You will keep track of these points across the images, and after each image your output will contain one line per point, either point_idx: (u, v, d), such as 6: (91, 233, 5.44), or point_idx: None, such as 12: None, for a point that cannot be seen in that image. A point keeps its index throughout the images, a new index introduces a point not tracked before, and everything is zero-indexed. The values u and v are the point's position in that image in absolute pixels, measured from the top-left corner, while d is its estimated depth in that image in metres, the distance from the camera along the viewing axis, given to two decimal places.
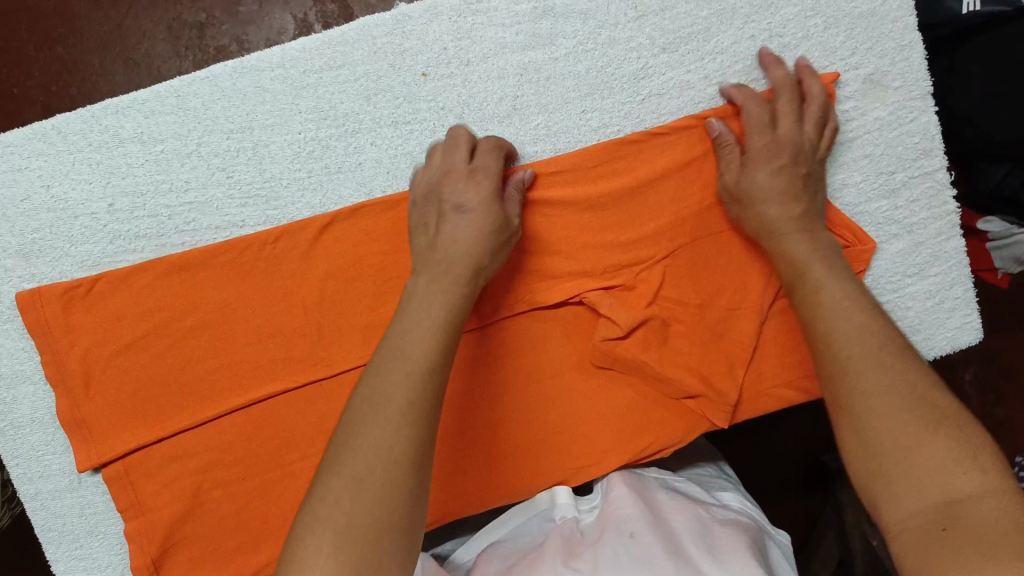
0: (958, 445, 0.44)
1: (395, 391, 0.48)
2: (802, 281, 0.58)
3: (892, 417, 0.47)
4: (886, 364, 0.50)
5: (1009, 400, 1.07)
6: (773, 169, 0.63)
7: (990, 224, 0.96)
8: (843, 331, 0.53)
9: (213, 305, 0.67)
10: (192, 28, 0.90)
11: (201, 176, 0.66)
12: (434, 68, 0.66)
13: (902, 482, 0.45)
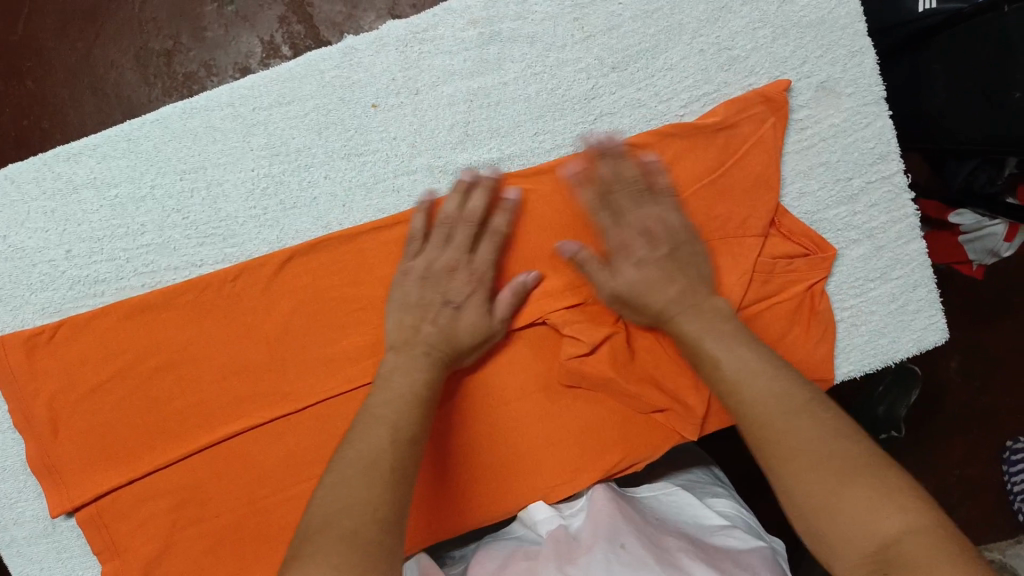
0: (881, 490, 0.45)
1: (365, 467, 0.49)
2: (701, 360, 0.56)
3: (821, 463, 0.47)
4: (775, 395, 0.51)
5: (995, 389, 1.07)
6: (635, 263, 0.61)
7: (963, 216, 0.96)
8: (735, 370, 0.53)
9: (177, 345, 0.67)
10: (159, 55, 0.90)
11: (156, 218, 0.66)
12: (384, 99, 0.65)
13: (832, 528, 0.45)
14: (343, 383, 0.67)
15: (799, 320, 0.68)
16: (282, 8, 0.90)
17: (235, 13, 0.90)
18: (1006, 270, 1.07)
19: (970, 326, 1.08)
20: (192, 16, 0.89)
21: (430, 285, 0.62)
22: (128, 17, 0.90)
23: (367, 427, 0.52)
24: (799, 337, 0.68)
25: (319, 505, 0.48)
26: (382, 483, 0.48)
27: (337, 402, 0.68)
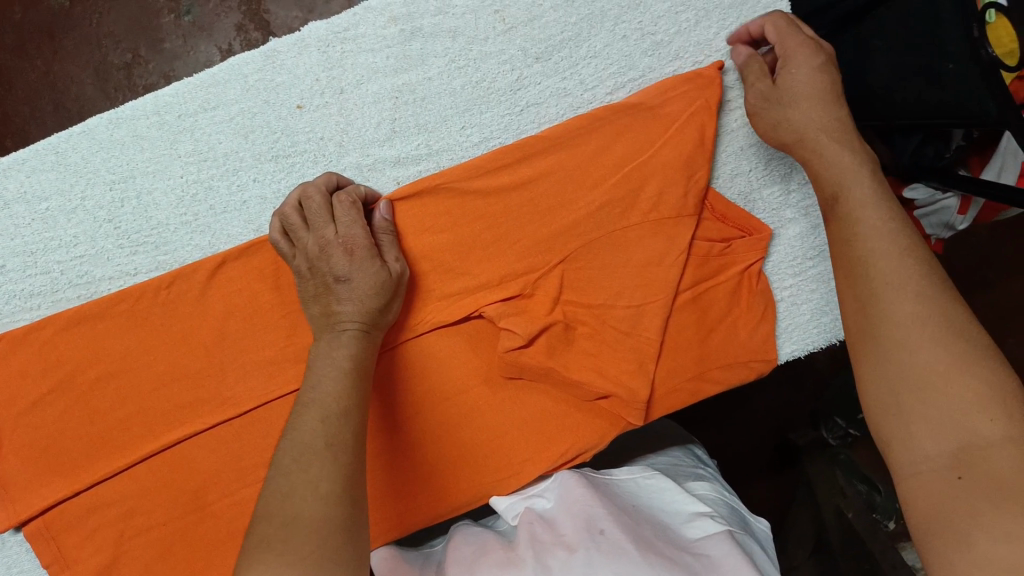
0: (986, 389, 0.43)
1: (309, 450, 0.49)
2: (842, 200, 0.55)
3: (925, 350, 0.46)
4: (926, 293, 0.48)
5: None
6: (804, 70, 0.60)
7: (917, 190, 0.98)
8: (887, 262, 0.50)
9: (116, 356, 0.67)
10: (119, 69, 0.91)
11: (89, 229, 0.66)
12: (309, 100, 0.66)
13: (919, 422, 0.44)
14: (282, 387, 0.68)
15: (737, 301, 0.70)
16: (239, 17, 0.92)
17: (193, 23, 0.91)
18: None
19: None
20: (151, 28, 0.90)
21: (322, 271, 0.60)
22: (84, 32, 0.91)
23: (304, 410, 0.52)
24: (738, 317, 0.71)
25: (270, 490, 0.48)
26: (316, 462, 0.48)
27: (278, 405, 0.69)
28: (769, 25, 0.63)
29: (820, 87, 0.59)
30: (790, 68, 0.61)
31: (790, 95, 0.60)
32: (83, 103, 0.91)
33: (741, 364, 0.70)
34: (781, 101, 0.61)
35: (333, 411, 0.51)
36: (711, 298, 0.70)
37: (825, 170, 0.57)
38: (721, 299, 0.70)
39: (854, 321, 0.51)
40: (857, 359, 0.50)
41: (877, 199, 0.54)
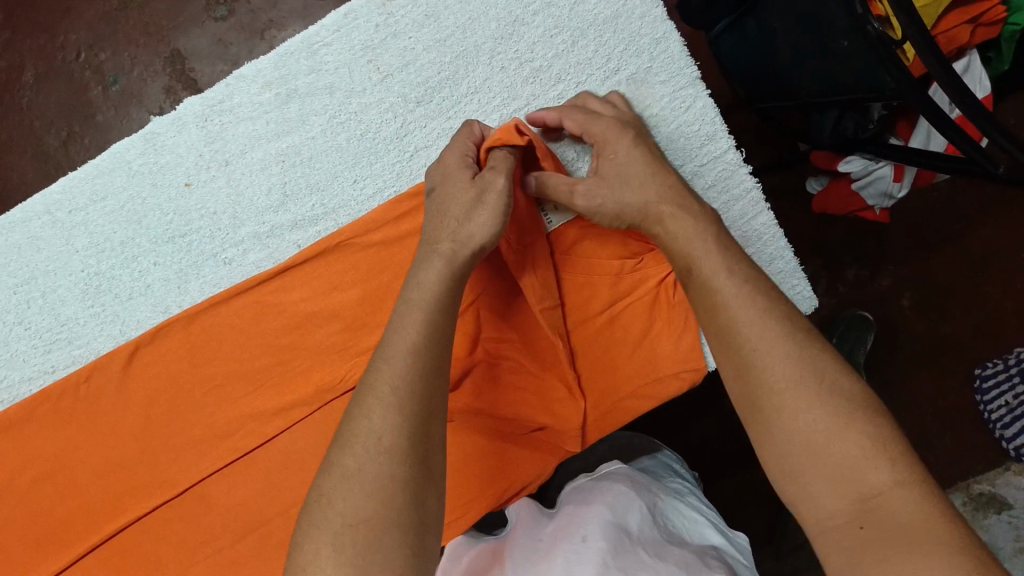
0: (869, 439, 0.45)
1: (359, 480, 0.46)
2: (694, 262, 0.55)
3: (804, 415, 0.46)
4: (796, 354, 0.49)
5: (955, 318, 1.05)
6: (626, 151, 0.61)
7: (850, 164, 0.94)
8: (752, 327, 0.50)
9: (47, 454, 0.67)
10: (57, 149, 0.87)
11: (0, 333, 0.66)
12: (196, 176, 0.66)
13: (817, 481, 0.45)
14: (216, 462, 0.68)
15: (658, 316, 0.69)
16: (166, 78, 0.88)
17: (123, 92, 0.88)
18: (917, 204, 1.06)
19: (899, 265, 1.06)
20: (80, 104, 0.87)
21: (433, 220, 0.59)
22: (18, 118, 0.87)
23: (350, 443, 0.48)
24: (662, 331, 0.69)
25: (312, 519, 0.46)
26: (375, 488, 0.45)
27: (214, 481, 0.69)
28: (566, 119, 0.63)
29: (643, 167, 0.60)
30: (609, 151, 0.61)
31: (623, 174, 0.60)
32: (24, 187, 0.87)
33: (668, 377, 0.69)
34: (614, 185, 0.59)
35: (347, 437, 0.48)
36: (627, 318, 0.69)
37: (676, 244, 0.57)
38: (640, 316, 0.69)
39: (734, 388, 0.50)
40: (745, 424, 0.49)
41: (724, 251, 0.55)
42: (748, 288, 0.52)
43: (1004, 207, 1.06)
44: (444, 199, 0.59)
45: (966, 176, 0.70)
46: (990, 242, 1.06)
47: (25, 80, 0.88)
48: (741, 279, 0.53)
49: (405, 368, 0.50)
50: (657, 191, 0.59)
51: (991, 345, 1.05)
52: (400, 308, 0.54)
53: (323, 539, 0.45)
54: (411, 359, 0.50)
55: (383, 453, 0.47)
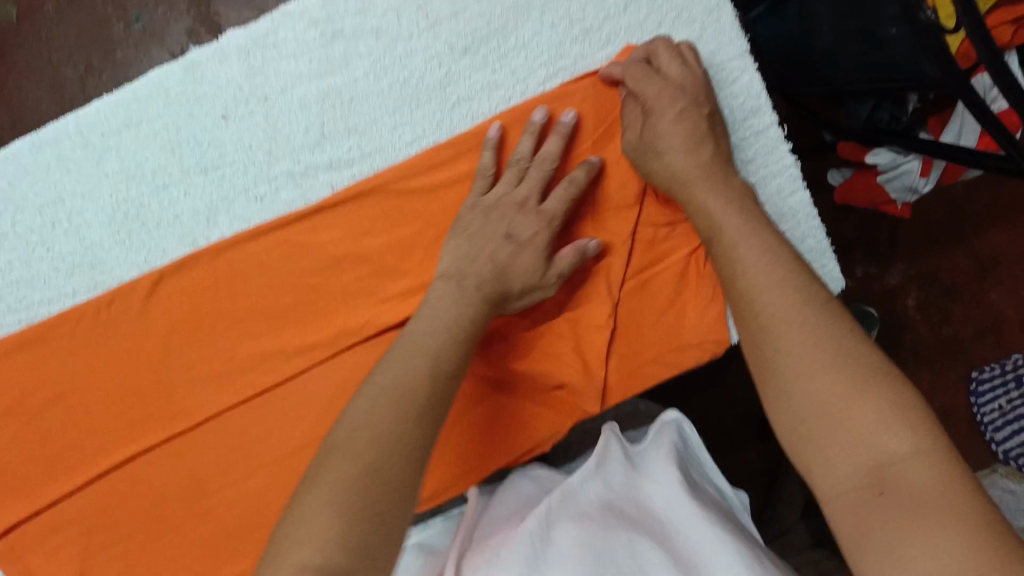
0: (888, 404, 0.42)
1: (359, 460, 0.43)
2: (716, 238, 0.56)
3: (819, 378, 0.45)
4: (811, 321, 0.47)
5: (956, 319, 1.07)
6: (678, 113, 0.62)
7: (878, 155, 0.93)
8: (770, 297, 0.49)
9: (64, 377, 0.67)
10: (74, 82, 0.85)
11: (22, 254, 0.65)
12: (234, 110, 0.64)
13: (832, 447, 0.43)
14: (231, 398, 0.69)
15: (686, 285, 0.70)
16: (189, 21, 0.85)
17: (145, 30, 0.85)
18: (931, 203, 1.07)
19: (907, 265, 1.07)
20: (100, 40, 0.85)
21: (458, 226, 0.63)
22: (34, 49, 0.85)
23: (352, 433, 0.45)
24: (689, 301, 0.70)
25: (298, 502, 0.42)
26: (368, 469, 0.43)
27: (231, 415, 0.69)
28: (628, 73, 0.63)
29: (687, 134, 0.61)
30: (664, 104, 0.62)
31: (658, 143, 0.62)
32: (37, 118, 0.85)
33: (692, 346, 0.70)
34: (658, 145, 0.61)
35: (358, 425, 0.46)
36: (654, 286, 0.70)
37: (707, 214, 0.58)
38: (668, 284, 0.70)
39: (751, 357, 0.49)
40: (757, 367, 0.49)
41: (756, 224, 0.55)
42: (772, 253, 0.52)
43: (1015, 215, 1.07)
44: (473, 227, 0.62)
45: (993, 172, 0.71)
46: (998, 247, 1.07)
47: (47, 11, 0.85)
48: (762, 248, 0.53)
49: (400, 373, 0.49)
50: (697, 161, 0.60)
51: (989, 350, 1.07)
52: (436, 291, 0.58)
53: (323, 514, 0.40)
54: (416, 358, 0.51)
55: (393, 438, 0.45)
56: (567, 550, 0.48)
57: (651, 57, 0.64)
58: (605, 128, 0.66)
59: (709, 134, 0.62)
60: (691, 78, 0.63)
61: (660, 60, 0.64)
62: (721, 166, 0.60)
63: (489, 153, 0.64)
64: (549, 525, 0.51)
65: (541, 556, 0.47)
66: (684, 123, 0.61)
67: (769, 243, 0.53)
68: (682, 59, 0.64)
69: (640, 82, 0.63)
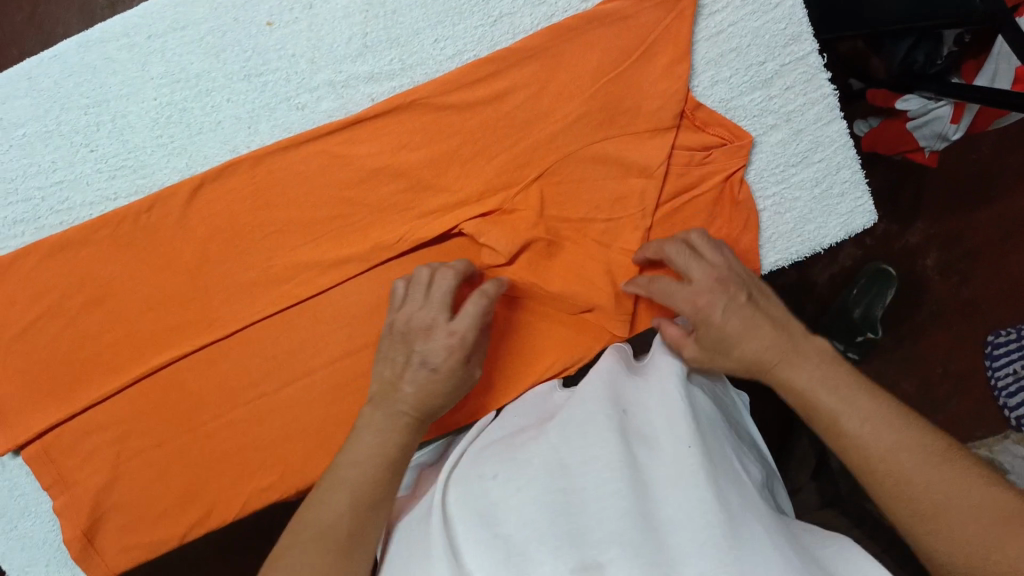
0: (982, 489, 0.45)
1: (316, 548, 0.48)
2: (784, 385, 0.56)
3: (922, 480, 0.47)
4: (903, 440, 0.49)
5: (976, 282, 1.06)
6: (728, 309, 0.60)
7: (907, 102, 0.92)
8: (865, 427, 0.50)
9: (101, 280, 0.68)
10: (104, 9, 0.89)
11: (66, 155, 0.66)
12: (278, 17, 0.65)
13: (935, 518, 0.46)
14: (264, 307, 0.69)
15: (720, 213, 0.70)
16: None
17: None
18: (957, 163, 1.05)
19: (928, 225, 1.05)
20: None
21: (389, 353, 0.60)
22: None
23: (323, 495, 0.52)
24: (721, 230, 0.70)
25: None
26: (326, 551, 0.48)
27: (263, 325, 0.71)
28: (669, 246, 0.64)
29: (750, 322, 0.59)
30: (689, 291, 0.62)
31: (722, 343, 0.59)
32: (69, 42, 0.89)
33: None
34: (721, 339, 0.59)
35: (313, 500, 0.52)
36: (686, 214, 0.69)
37: (756, 350, 0.58)
38: (702, 211, 0.69)
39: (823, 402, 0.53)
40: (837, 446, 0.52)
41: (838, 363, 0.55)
42: (835, 372, 0.54)
43: None
44: (397, 339, 0.60)
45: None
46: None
47: None
48: (822, 371, 0.55)
49: (382, 437, 0.55)
50: (748, 327, 0.58)
51: (1007, 314, 1.06)
52: (381, 370, 0.59)
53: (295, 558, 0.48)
54: (382, 433, 0.55)
55: (350, 508, 0.50)
56: (592, 478, 0.49)
57: (704, 245, 0.64)
58: (646, 48, 0.66)
59: (771, 314, 0.60)
60: (720, 267, 0.62)
61: (678, 246, 0.64)
62: (790, 337, 0.57)
63: (427, 270, 0.62)
64: (569, 454, 0.52)
65: (569, 490, 0.49)
66: (738, 317, 0.59)
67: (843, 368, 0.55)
68: (704, 249, 0.64)
69: (682, 266, 0.64)
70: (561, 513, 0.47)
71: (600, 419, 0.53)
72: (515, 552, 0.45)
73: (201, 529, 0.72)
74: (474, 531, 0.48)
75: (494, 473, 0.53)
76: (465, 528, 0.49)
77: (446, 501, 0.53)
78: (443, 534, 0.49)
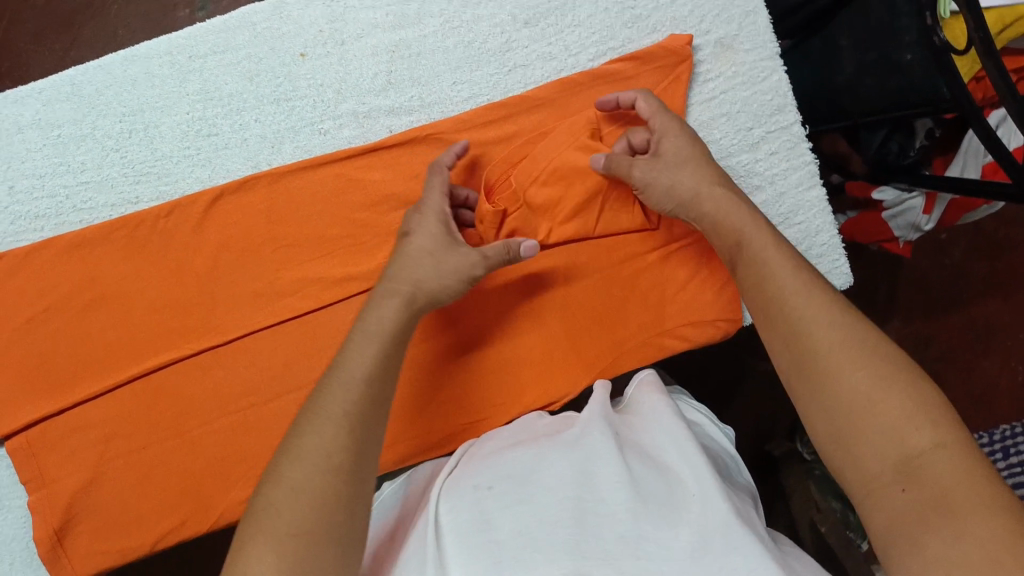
0: (909, 402, 0.46)
1: (312, 461, 0.47)
2: (779, 305, 0.54)
3: (854, 388, 0.48)
4: (858, 355, 0.49)
5: (949, 383, 1.07)
6: (682, 134, 0.66)
7: (884, 193, 0.94)
8: (817, 331, 0.51)
9: (111, 279, 0.70)
10: None
11: (96, 157, 0.70)
12: (312, 49, 0.72)
13: (861, 443, 0.47)
14: (265, 319, 0.71)
15: (705, 264, 0.74)
16: None
17: (206, 18, 0.97)
18: (935, 263, 1.08)
19: (902, 324, 1.07)
20: (166, 23, 0.96)
21: (396, 263, 0.61)
22: (102, 23, 0.96)
23: (316, 414, 0.50)
24: (706, 278, 0.74)
25: (269, 495, 0.47)
26: (322, 467, 0.47)
27: (261, 337, 0.71)
28: (641, 98, 0.68)
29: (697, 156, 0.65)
30: (659, 134, 0.66)
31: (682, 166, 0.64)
32: None
33: (708, 322, 0.73)
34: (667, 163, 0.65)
35: (302, 423, 0.50)
36: (676, 260, 0.74)
37: (768, 275, 0.56)
38: (687, 262, 0.74)
39: (781, 358, 0.53)
40: (793, 394, 0.52)
41: (843, 317, 0.51)
42: (827, 307, 0.52)
43: (1015, 289, 1.09)
44: (405, 251, 0.62)
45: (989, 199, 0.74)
46: (994, 316, 1.08)
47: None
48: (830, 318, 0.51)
49: (355, 398, 0.51)
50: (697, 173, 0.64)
51: (979, 416, 1.07)
52: (386, 286, 0.59)
53: (297, 511, 0.45)
54: (359, 393, 0.51)
55: (340, 427, 0.49)
56: (594, 492, 0.49)
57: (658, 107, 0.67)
58: None
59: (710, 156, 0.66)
60: (684, 133, 0.66)
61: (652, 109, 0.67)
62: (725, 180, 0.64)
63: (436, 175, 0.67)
64: (565, 467, 0.52)
65: (567, 496, 0.49)
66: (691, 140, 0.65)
67: (829, 298, 0.53)
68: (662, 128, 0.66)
69: (655, 116, 0.67)
70: (560, 521, 0.47)
71: (597, 437, 0.54)
72: (510, 557, 0.44)
73: (172, 540, 0.70)
74: (466, 538, 0.47)
75: (490, 485, 0.52)
76: (456, 537, 0.47)
77: (435, 510, 0.51)
78: (436, 541, 0.48)
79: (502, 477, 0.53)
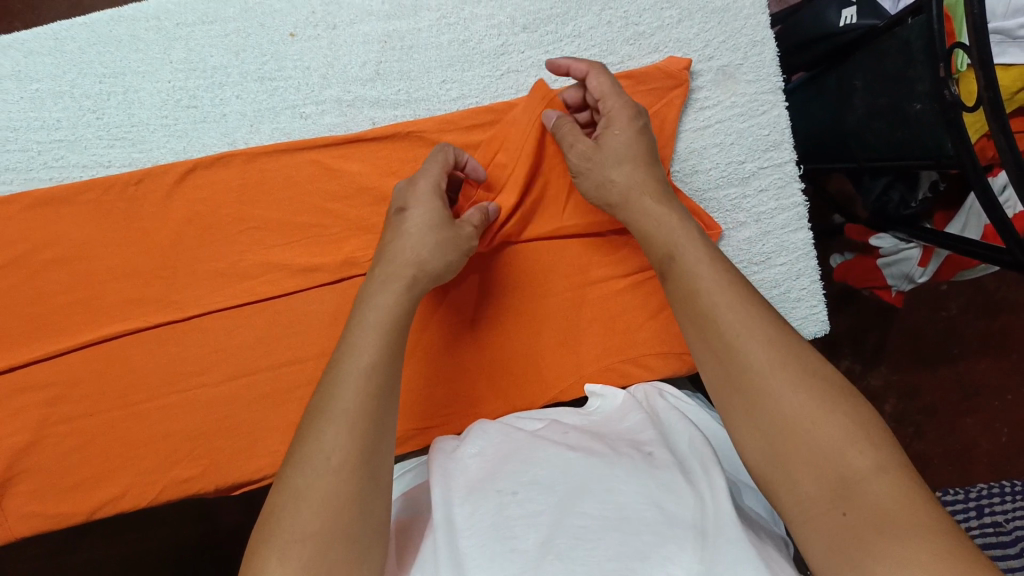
0: (851, 422, 0.44)
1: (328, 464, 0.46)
2: (704, 318, 0.50)
3: (789, 399, 0.45)
4: (796, 371, 0.46)
5: (929, 437, 1.05)
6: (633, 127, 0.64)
7: (883, 240, 0.91)
8: (747, 336, 0.48)
9: (74, 241, 0.68)
10: None
11: (72, 116, 0.69)
12: (302, 30, 0.71)
13: (799, 462, 0.43)
14: (225, 300, 0.70)
15: None
16: None
17: None
18: (930, 314, 1.06)
19: (891, 370, 1.05)
20: None
21: (386, 252, 0.59)
22: None
23: (326, 413, 0.48)
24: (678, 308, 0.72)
25: (281, 496, 0.45)
26: (335, 476, 0.45)
27: (220, 316, 0.70)
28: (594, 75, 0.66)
29: (637, 149, 0.63)
30: (610, 126, 0.64)
31: (616, 153, 0.63)
32: None
33: (674, 354, 0.70)
34: (606, 158, 0.63)
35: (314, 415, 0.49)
36: (650, 288, 0.72)
37: (690, 268, 0.53)
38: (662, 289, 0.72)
39: (710, 373, 0.49)
40: (722, 409, 0.48)
41: (776, 326, 0.48)
42: (746, 298, 0.50)
43: (1007, 351, 1.06)
44: (400, 226, 0.60)
45: (976, 255, 0.71)
46: (983, 375, 1.06)
47: None
48: (759, 322, 0.48)
49: (361, 396, 0.49)
50: (639, 178, 0.62)
51: (955, 475, 1.04)
52: (390, 269, 0.57)
53: (301, 520, 0.44)
54: (366, 385, 0.49)
55: (350, 426, 0.47)
56: (620, 509, 0.46)
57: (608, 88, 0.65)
58: None
59: (655, 148, 0.65)
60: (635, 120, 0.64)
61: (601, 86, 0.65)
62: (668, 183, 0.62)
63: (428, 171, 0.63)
64: (595, 478, 0.49)
65: (593, 513, 0.46)
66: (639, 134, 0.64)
67: (754, 304, 0.50)
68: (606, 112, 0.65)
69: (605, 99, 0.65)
70: (586, 535, 0.44)
71: (620, 456, 0.51)
72: (532, 570, 0.43)
73: (110, 510, 0.69)
74: (490, 547, 0.45)
75: (514, 489, 0.50)
76: (473, 543, 0.46)
77: (452, 506, 0.50)
78: (449, 539, 0.47)
79: (519, 481, 0.50)
